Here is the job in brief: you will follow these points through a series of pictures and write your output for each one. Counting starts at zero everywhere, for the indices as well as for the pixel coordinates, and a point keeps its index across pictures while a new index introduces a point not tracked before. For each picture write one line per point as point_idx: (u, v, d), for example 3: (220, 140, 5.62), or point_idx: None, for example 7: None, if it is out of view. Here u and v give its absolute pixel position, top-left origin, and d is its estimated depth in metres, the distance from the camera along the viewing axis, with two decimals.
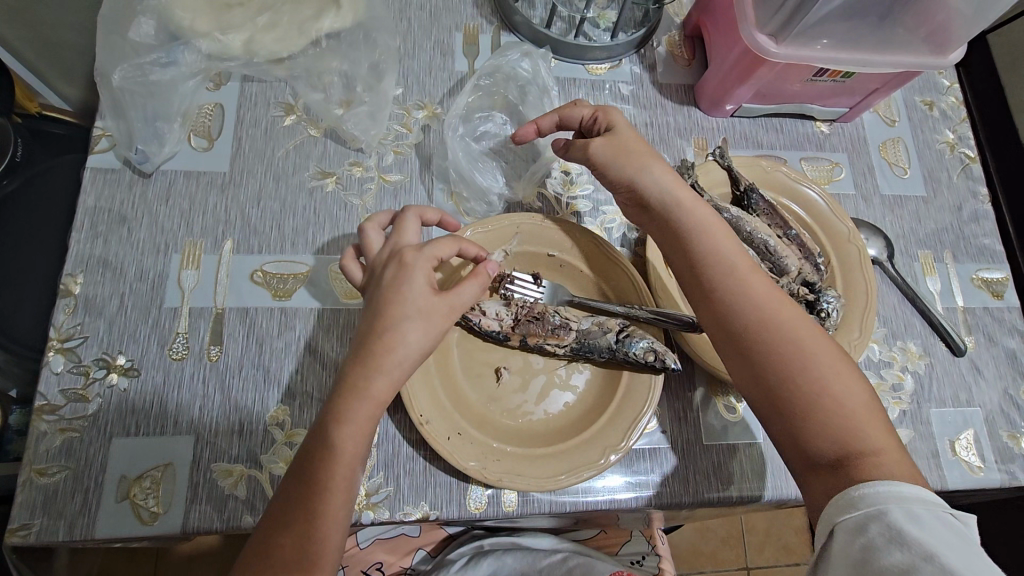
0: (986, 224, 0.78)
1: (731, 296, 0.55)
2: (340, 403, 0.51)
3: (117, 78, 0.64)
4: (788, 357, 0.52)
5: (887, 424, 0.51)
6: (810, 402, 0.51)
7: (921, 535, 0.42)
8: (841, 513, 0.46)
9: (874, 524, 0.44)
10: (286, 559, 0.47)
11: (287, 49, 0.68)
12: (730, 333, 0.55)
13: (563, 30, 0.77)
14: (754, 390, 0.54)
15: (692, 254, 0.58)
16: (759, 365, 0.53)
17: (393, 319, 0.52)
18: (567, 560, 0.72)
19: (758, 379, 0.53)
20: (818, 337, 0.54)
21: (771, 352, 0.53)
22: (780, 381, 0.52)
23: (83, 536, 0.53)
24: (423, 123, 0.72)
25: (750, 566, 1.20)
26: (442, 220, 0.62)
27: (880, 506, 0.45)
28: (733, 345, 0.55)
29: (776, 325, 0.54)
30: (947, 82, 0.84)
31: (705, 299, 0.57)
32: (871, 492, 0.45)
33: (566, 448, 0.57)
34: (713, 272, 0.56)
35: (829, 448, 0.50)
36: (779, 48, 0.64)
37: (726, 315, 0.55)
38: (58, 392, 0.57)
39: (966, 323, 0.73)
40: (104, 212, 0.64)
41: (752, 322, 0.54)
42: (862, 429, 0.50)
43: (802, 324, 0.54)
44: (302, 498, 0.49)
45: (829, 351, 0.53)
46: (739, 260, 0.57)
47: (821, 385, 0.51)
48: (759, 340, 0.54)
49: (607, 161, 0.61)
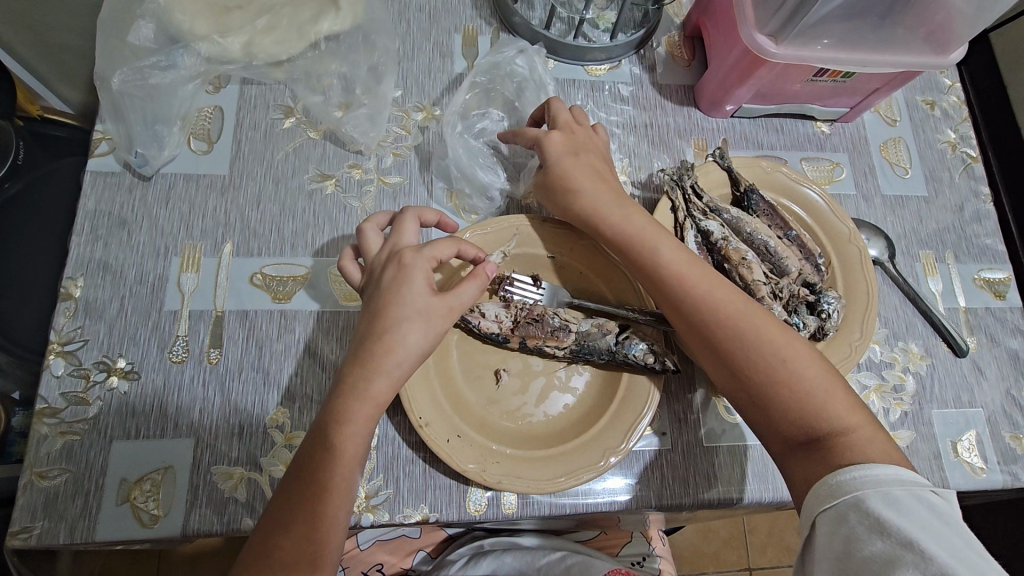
0: (988, 224, 0.78)
1: (680, 295, 0.57)
2: (339, 405, 0.51)
3: (117, 82, 0.65)
4: (746, 349, 0.54)
5: (853, 401, 0.52)
6: (774, 389, 0.52)
7: (899, 520, 0.42)
8: (823, 502, 0.46)
9: (854, 514, 0.44)
10: (288, 559, 0.48)
11: (287, 52, 0.69)
12: (690, 331, 0.57)
13: (563, 31, 0.77)
14: (727, 384, 0.56)
15: (644, 254, 0.59)
16: (722, 359, 0.55)
17: (391, 319, 0.52)
18: (565, 558, 0.72)
19: (727, 373, 0.55)
20: (770, 323, 0.55)
21: (729, 344, 0.54)
22: (746, 373, 0.54)
23: (83, 539, 0.53)
24: (422, 125, 0.72)
25: (753, 568, 1.20)
26: (440, 221, 0.62)
27: (859, 493, 0.44)
28: (696, 342, 0.57)
29: (728, 318, 0.55)
30: (948, 82, 0.84)
31: (662, 300, 0.58)
32: (850, 479, 0.45)
33: (566, 450, 0.57)
34: (657, 274, 0.58)
35: (797, 430, 0.51)
36: (778, 48, 0.64)
37: (680, 315, 0.57)
38: (59, 395, 0.57)
39: (968, 324, 0.73)
40: (104, 215, 0.64)
41: (705, 319, 0.56)
42: (828, 411, 0.51)
43: (752, 313, 0.55)
44: (300, 496, 0.49)
45: (785, 335, 0.54)
46: (681, 260, 0.58)
47: (781, 371, 0.52)
48: (716, 333, 0.55)
49: (580, 167, 0.63)
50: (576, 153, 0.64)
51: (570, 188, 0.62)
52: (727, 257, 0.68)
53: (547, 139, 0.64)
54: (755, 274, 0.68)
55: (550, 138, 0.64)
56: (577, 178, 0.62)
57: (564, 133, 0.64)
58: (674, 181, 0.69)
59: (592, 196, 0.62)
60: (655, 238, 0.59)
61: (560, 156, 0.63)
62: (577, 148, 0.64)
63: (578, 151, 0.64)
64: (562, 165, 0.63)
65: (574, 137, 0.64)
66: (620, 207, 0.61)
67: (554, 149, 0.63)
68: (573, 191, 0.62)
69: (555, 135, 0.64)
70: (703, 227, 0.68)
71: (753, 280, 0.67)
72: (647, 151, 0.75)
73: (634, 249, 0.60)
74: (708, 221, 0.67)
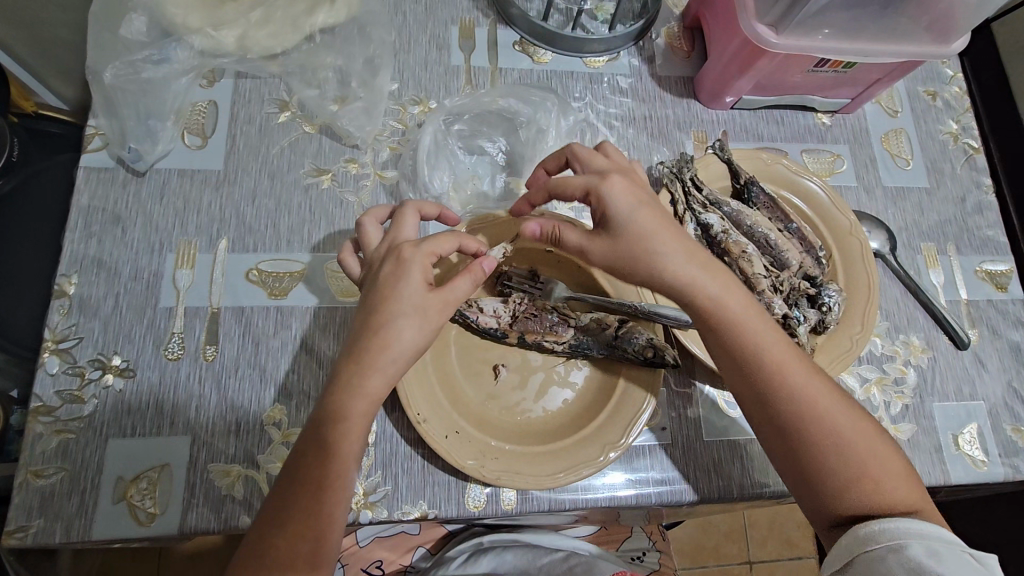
0: (990, 216, 0.78)
1: (767, 377, 0.53)
2: (333, 401, 0.50)
3: (109, 76, 0.64)
4: (814, 430, 0.52)
5: (908, 476, 0.53)
6: (843, 481, 0.52)
7: (938, 568, 0.45)
8: (863, 545, 0.48)
9: (894, 555, 0.47)
10: (284, 558, 0.47)
11: (281, 45, 0.68)
12: (764, 411, 0.54)
13: (561, 22, 0.76)
14: (785, 467, 0.54)
15: (716, 320, 0.55)
16: (790, 444, 0.53)
17: (386, 315, 0.51)
18: (567, 559, 0.70)
19: (790, 457, 0.54)
20: (848, 413, 0.53)
21: (797, 422, 0.53)
22: (811, 453, 0.52)
23: (80, 538, 0.53)
24: (419, 119, 0.71)
25: (753, 561, 1.20)
26: (440, 215, 0.62)
27: (902, 540, 0.47)
28: (765, 421, 0.55)
29: (811, 408, 0.53)
30: (950, 72, 0.83)
31: (741, 376, 0.55)
32: (894, 527, 0.48)
33: (565, 446, 0.56)
34: (743, 352, 0.54)
35: (853, 510, 0.51)
36: (778, 38, 0.63)
37: (756, 394, 0.54)
38: (54, 393, 0.57)
39: (970, 317, 0.72)
40: (97, 212, 0.64)
41: (788, 405, 0.53)
42: (887, 492, 0.51)
43: (834, 403, 0.53)
44: (297, 493, 0.49)
45: (849, 413, 0.53)
46: (773, 339, 0.54)
47: (853, 466, 0.52)
48: (787, 415, 0.53)
49: (654, 225, 0.54)
50: (648, 204, 0.55)
51: (647, 250, 0.54)
52: (727, 250, 0.67)
53: (606, 187, 0.55)
54: (755, 266, 0.67)
55: (611, 185, 0.55)
56: (655, 238, 0.54)
57: (623, 178, 0.55)
58: (674, 174, 0.67)
59: (676, 260, 0.54)
60: (747, 314, 0.55)
61: (633, 212, 0.54)
62: (642, 195, 0.55)
63: (648, 200, 0.55)
64: (635, 221, 0.54)
65: (636, 184, 0.56)
66: (712, 275, 0.55)
67: (621, 201, 0.54)
68: (649, 250, 0.54)
69: (614, 182, 0.55)
70: (703, 220, 0.67)
71: (754, 274, 0.67)
72: (646, 144, 0.74)
73: (723, 324, 0.54)
74: (708, 215, 0.67)
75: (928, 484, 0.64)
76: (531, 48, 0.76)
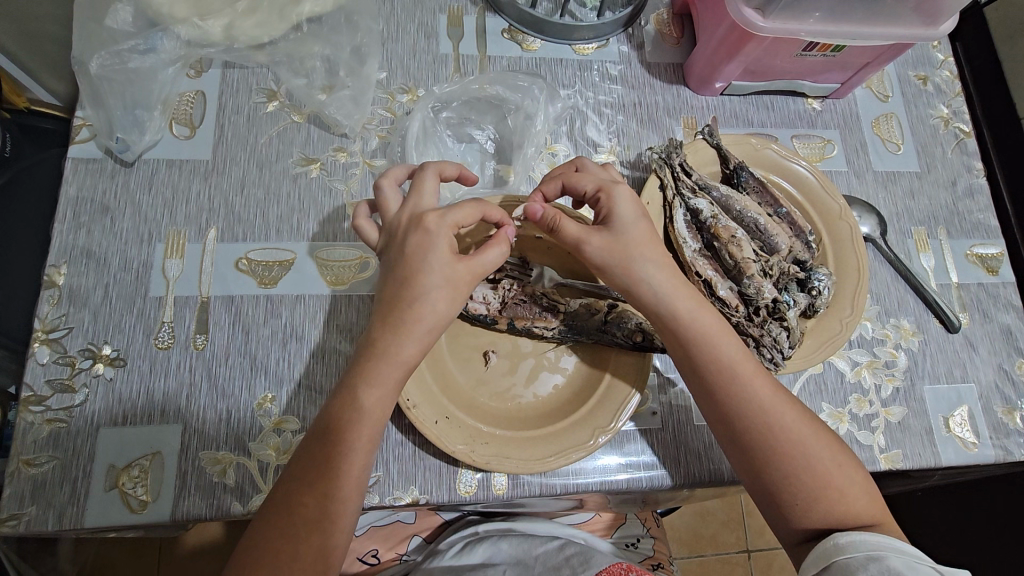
0: (981, 199, 0.77)
1: (735, 397, 0.54)
2: (369, 365, 0.51)
3: (95, 66, 0.64)
4: (774, 443, 0.53)
5: (868, 483, 0.54)
6: (810, 496, 0.52)
7: None
8: (840, 552, 0.49)
9: (874, 564, 0.47)
10: (306, 519, 0.48)
11: (267, 35, 0.68)
12: (731, 431, 0.55)
13: (550, 10, 0.77)
14: (753, 484, 0.55)
15: (689, 332, 0.55)
16: (757, 462, 0.54)
17: (418, 286, 0.51)
18: (563, 548, 0.68)
19: (757, 475, 0.54)
20: (812, 428, 0.54)
21: (761, 436, 0.53)
22: (772, 465, 0.53)
23: (72, 526, 0.53)
24: (408, 107, 0.72)
25: (751, 549, 1.21)
26: (460, 175, 0.61)
27: (879, 551, 0.47)
28: (731, 440, 0.55)
29: (776, 423, 0.53)
30: (941, 56, 0.83)
31: (711, 396, 0.55)
32: (872, 539, 0.48)
33: (553, 430, 0.57)
34: (713, 370, 0.55)
35: (818, 518, 0.52)
36: (765, 22, 0.63)
37: (724, 413, 0.55)
38: (44, 382, 0.57)
39: (960, 301, 0.72)
40: (86, 202, 0.64)
41: (756, 422, 0.54)
42: (848, 497, 0.52)
43: (799, 417, 0.54)
44: (319, 456, 0.49)
45: (809, 423, 0.54)
46: (741, 356, 0.55)
47: (816, 478, 0.52)
48: (752, 429, 0.54)
49: (646, 245, 0.56)
50: (644, 218, 0.57)
51: (637, 266, 0.55)
52: (716, 235, 0.67)
53: (616, 189, 0.57)
54: (744, 251, 0.67)
55: (621, 188, 0.57)
56: (650, 246, 0.56)
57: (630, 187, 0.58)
58: (663, 159, 0.67)
59: (656, 279, 0.55)
60: (719, 331, 0.55)
61: (634, 219, 0.56)
62: (644, 207, 0.58)
63: (647, 214, 0.57)
64: (637, 238, 0.56)
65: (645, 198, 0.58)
66: (689, 296, 0.56)
67: (625, 207, 0.56)
68: (642, 265, 0.55)
69: (623, 188, 0.57)
70: (693, 205, 0.67)
71: (743, 258, 0.67)
72: (637, 130, 0.74)
73: (696, 343, 0.55)
74: (698, 199, 0.67)
75: (917, 466, 0.64)
76: (519, 36, 0.76)
